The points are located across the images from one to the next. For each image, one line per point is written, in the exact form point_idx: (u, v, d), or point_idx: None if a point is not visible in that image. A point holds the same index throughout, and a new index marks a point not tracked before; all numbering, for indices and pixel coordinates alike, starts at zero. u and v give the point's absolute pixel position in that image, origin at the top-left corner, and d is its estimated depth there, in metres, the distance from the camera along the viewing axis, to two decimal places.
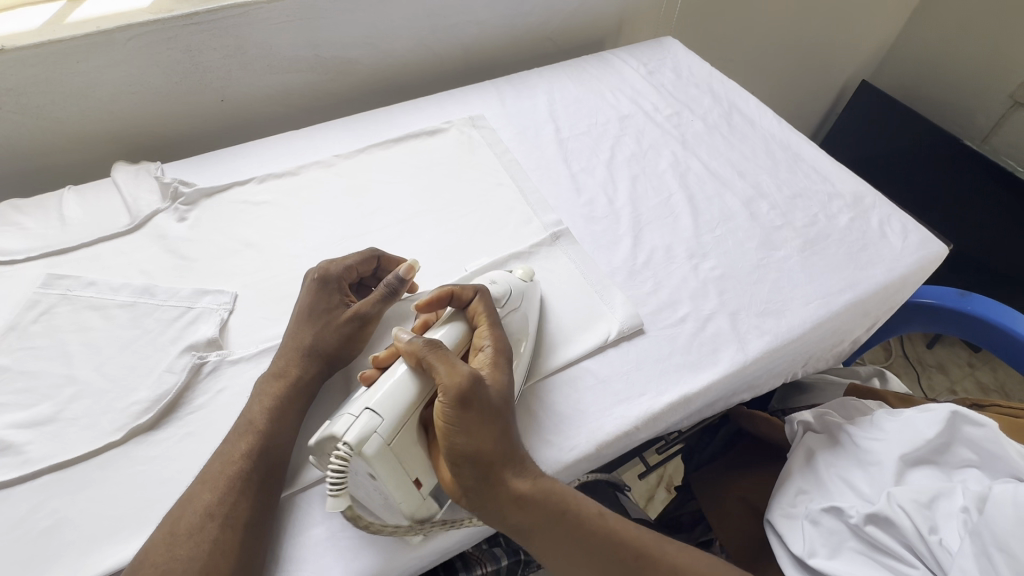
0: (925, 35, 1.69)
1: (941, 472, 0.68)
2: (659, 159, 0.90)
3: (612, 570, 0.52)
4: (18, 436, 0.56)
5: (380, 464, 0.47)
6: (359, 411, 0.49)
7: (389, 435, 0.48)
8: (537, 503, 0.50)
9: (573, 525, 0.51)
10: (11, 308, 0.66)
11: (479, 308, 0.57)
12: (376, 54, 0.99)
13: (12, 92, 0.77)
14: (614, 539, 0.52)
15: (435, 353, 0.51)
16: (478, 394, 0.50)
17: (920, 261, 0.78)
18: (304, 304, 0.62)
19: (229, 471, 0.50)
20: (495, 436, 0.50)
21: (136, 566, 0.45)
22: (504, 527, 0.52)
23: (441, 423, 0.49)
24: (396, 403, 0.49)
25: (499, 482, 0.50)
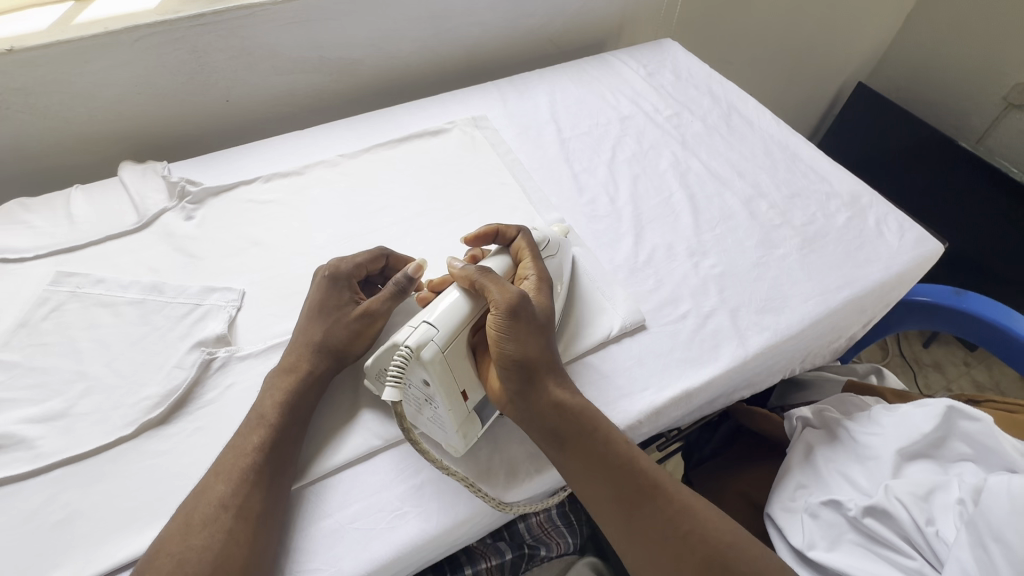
0: (920, 37, 1.71)
1: (938, 466, 0.69)
2: (659, 159, 0.92)
3: (634, 495, 0.53)
4: (30, 430, 0.57)
5: (435, 369, 0.51)
6: (417, 322, 0.54)
7: (444, 344, 0.53)
8: (572, 412, 0.54)
9: (601, 439, 0.54)
10: (22, 305, 0.67)
11: (523, 245, 0.63)
12: (379, 55, 1.00)
13: (20, 91, 0.78)
14: (637, 464, 0.54)
15: (489, 274, 0.57)
16: (528, 309, 0.56)
17: (916, 259, 0.79)
18: (314, 301, 0.62)
19: (242, 463, 0.51)
20: (540, 349, 0.56)
21: (150, 558, 0.46)
22: (539, 437, 0.55)
23: (493, 332, 0.55)
24: (451, 318, 0.54)
25: (540, 388, 0.54)
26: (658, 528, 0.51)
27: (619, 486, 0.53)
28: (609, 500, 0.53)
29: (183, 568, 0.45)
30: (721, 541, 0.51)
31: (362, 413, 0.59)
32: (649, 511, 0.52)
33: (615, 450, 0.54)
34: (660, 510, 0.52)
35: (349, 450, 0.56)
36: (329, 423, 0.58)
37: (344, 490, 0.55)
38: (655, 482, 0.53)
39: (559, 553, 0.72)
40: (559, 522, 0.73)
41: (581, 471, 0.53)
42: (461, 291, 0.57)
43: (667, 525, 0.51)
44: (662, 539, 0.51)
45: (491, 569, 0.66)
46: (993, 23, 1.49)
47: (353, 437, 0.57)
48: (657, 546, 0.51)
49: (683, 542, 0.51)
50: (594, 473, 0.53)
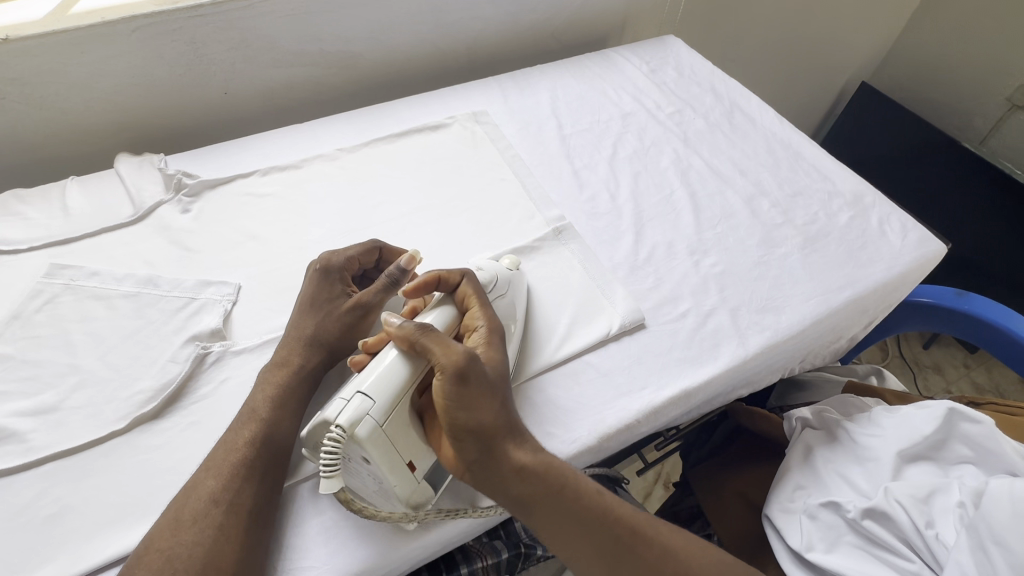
0: (925, 37, 1.69)
1: (938, 468, 0.69)
2: (660, 157, 0.91)
3: (610, 546, 0.51)
4: (22, 424, 0.56)
5: (373, 446, 0.47)
6: (349, 395, 0.49)
7: (381, 417, 0.48)
8: (540, 477, 0.50)
9: (572, 498, 0.51)
10: (15, 297, 0.66)
11: (468, 291, 0.57)
12: (379, 49, 0.99)
13: (16, 81, 0.77)
14: (613, 515, 0.52)
15: (430, 334, 0.50)
16: (477, 371, 0.50)
17: (918, 259, 0.79)
18: (306, 294, 0.62)
19: (234, 458, 0.50)
20: (494, 411, 0.51)
21: (142, 552, 0.46)
22: (505, 501, 0.52)
23: (440, 401, 0.49)
24: (387, 387, 0.49)
25: (501, 457, 0.50)
26: None
27: (597, 544, 0.51)
28: (589, 559, 0.51)
29: (174, 563, 0.45)
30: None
31: None
32: (630, 563, 0.51)
33: (588, 508, 0.52)
34: (641, 560, 0.52)
35: None
36: None
37: None
38: (633, 530, 0.52)
39: (556, 552, 0.71)
40: None
41: (557, 533, 0.51)
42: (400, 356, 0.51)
43: (650, 572, 0.51)
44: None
45: (486, 569, 0.65)
46: (998, 23, 1.48)
47: None
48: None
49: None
50: (572, 533, 0.51)
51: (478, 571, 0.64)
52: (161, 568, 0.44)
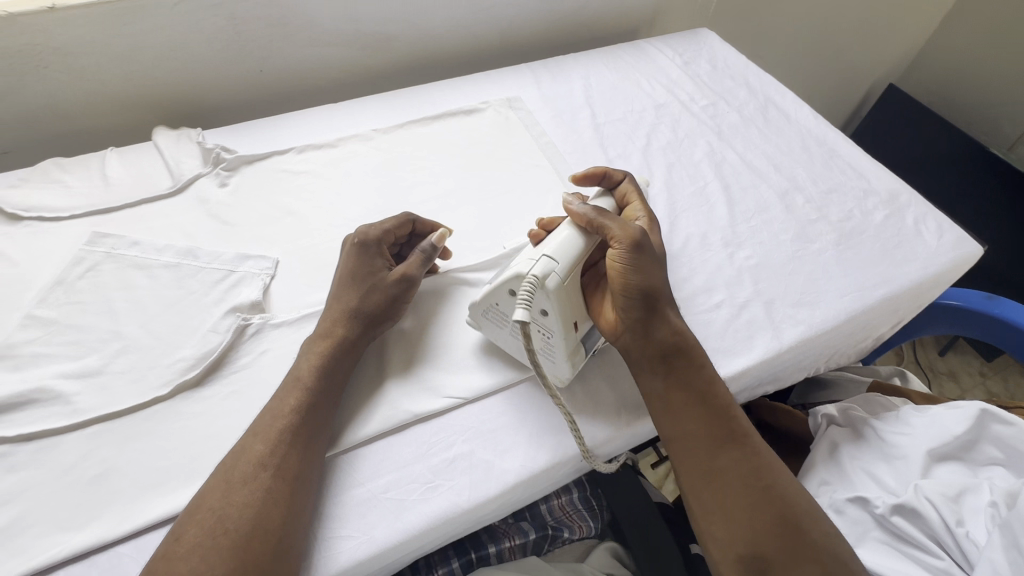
0: (957, 39, 1.67)
1: (967, 469, 0.68)
2: (694, 149, 0.91)
3: (723, 436, 0.54)
4: (67, 386, 0.57)
5: (557, 298, 0.54)
6: (537, 255, 0.55)
7: (564, 276, 0.55)
8: (683, 347, 0.57)
9: (704, 377, 0.56)
10: (58, 264, 0.67)
11: (630, 189, 0.68)
12: (413, 32, 0.99)
13: (60, 51, 0.78)
14: (733, 412, 0.55)
15: (608, 214, 0.58)
16: (649, 244, 0.58)
17: (954, 260, 0.78)
18: (346, 268, 0.62)
19: (281, 423, 0.51)
20: (661, 278, 0.58)
21: (192, 511, 0.47)
22: (645, 366, 0.57)
23: (615, 266, 0.57)
24: (568, 252, 0.56)
25: (661, 318, 0.57)
26: (740, 478, 0.52)
27: (713, 425, 0.54)
28: (700, 437, 0.54)
29: (222, 524, 0.45)
30: (799, 502, 0.51)
31: (393, 383, 0.59)
32: (737, 458, 0.53)
33: (715, 392, 0.56)
34: (746, 459, 0.53)
35: (381, 421, 0.56)
36: (362, 392, 0.58)
37: (377, 460, 0.55)
38: (747, 433, 0.55)
39: (582, 536, 0.71)
40: (581, 505, 0.73)
41: (680, 404, 0.55)
42: (579, 227, 0.58)
43: (750, 473, 0.52)
44: (740, 484, 0.52)
45: (513, 548, 0.67)
46: None
47: (385, 408, 0.57)
48: (735, 486, 0.52)
49: (764, 492, 0.51)
50: (693, 409, 0.55)
51: (505, 551, 0.66)
52: (210, 529, 0.45)
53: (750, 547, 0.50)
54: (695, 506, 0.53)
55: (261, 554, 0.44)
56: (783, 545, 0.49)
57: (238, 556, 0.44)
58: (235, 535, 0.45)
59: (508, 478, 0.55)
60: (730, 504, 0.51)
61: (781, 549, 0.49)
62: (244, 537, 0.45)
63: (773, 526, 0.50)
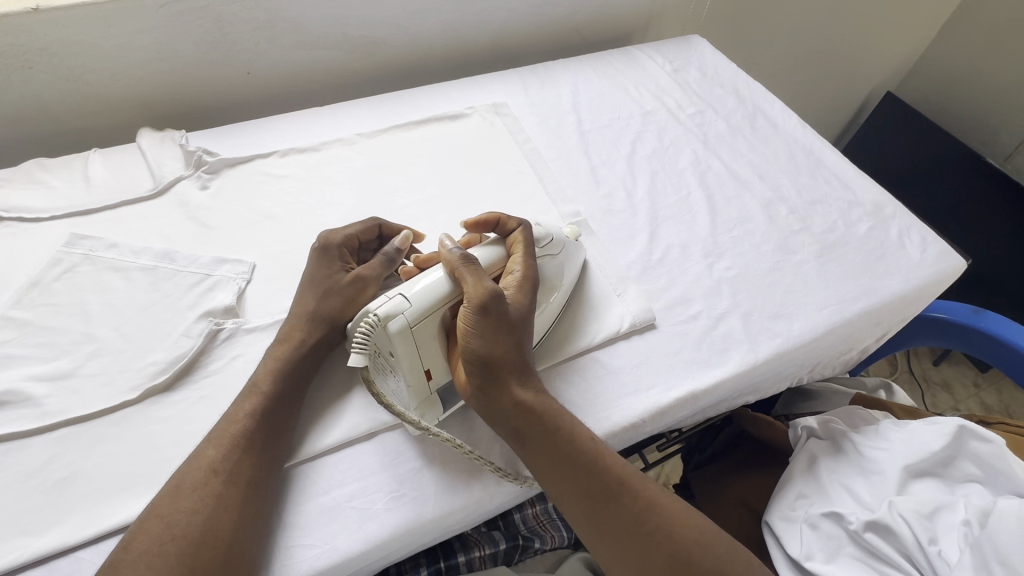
0: (955, 48, 1.66)
1: (945, 486, 0.68)
2: (679, 157, 0.90)
3: (595, 493, 0.52)
4: (37, 388, 0.57)
5: (399, 342, 0.52)
6: (393, 293, 0.54)
7: (413, 320, 0.53)
8: (538, 409, 0.54)
9: (563, 436, 0.53)
10: (36, 265, 0.67)
11: (519, 239, 0.62)
12: (402, 36, 0.99)
13: (45, 52, 0.78)
14: (605, 461, 0.53)
15: (470, 266, 0.55)
16: (500, 306, 0.54)
17: (937, 274, 0.77)
18: (307, 272, 0.62)
19: (234, 429, 0.51)
20: (505, 347, 0.54)
21: (145, 515, 0.47)
22: (506, 434, 0.55)
23: (463, 326, 0.54)
24: (426, 296, 0.54)
25: (504, 387, 0.54)
26: (623, 528, 0.51)
27: (584, 485, 0.52)
28: (576, 498, 0.52)
29: (172, 529, 0.46)
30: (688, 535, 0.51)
31: (359, 389, 0.59)
32: (615, 510, 0.52)
33: (581, 448, 0.53)
34: (628, 507, 0.52)
35: (346, 429, 0.56)
36: (327, 398, 0.58)
37: (343, 468, 0.55)
38: (622, 479, 0.53)
39: (554, 546, 0.71)
40: (555, 515, 0.73)
41: (546, 470, 0.53)
42: (435, 278, 0.55)
43: (634, 520, 0.52)
44: (627, 536, 0.51)
45: (484, 557, 0.66)
46: None
47: (351, 415, 0.57)
48: (622, 540, 0.51)
49: (651, 537, 0.51)
50: (558, 474, 0.53)
51: (475, 560, 0.65)
52: (159, 535, 0.45)
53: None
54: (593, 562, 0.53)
55: (210, 561, 0.45)
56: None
57: (185, 562, 0.44)
58: (181, 542, 0.45)
59: (473, 490, 0.54)
60: (623, 557, 0.51)
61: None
62: (192, 544, 0.45)
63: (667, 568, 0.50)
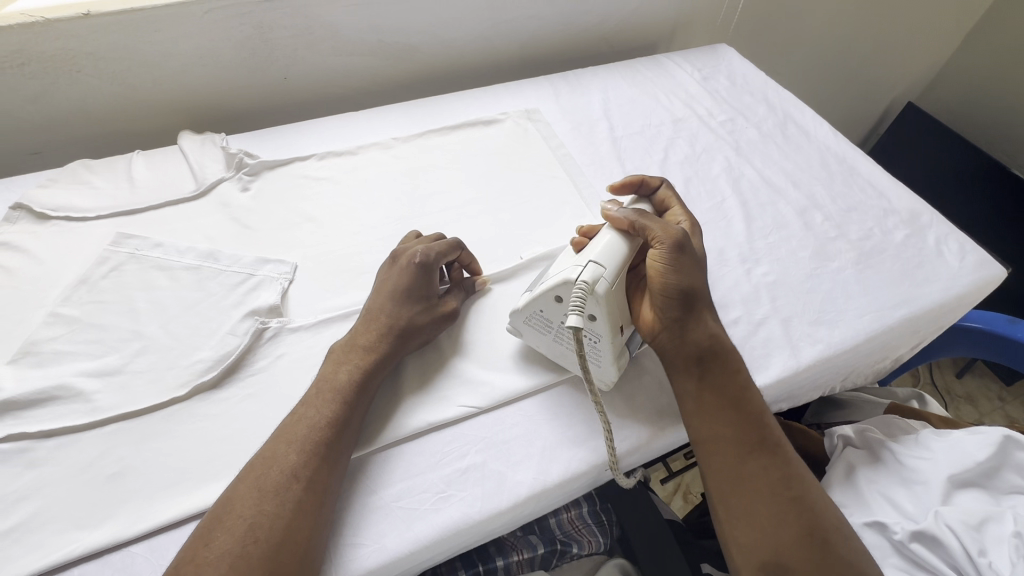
0: (978, 59, 1.65)
1: (990, 497, 0.66)
2: (712, 164, 0.91)
3: (752, 439, 0.53)
4: (87, 384, 0.58)
5: (606, 302, 0.54)
6: (584, 261, 0.56)
7: (613, 281, 0.55)
8: (720, 349, 0.57)
9: (738, 380, 0.56)
10: (84, 263, 0.68)
11: (669, 194, 0.68)
12: (435, 42, 1.00)
13: (92, 56, 0.80)
14: (766, 420, 0.55)
15: (648, 216, 0.59)
16: (689, 245, 0.58)
17: (978, 282, 0.77)
18: (399, 284, 0.61)
19: (316, 435, 0.51)
20: (700, 279, 0.58)
21: (219, 518, 0.46)
22: (681, 364, 0.57)
23: (655, 265, 0.57)
24: (614, 257, 0.56)
25: (700, 318, 0.57)
26: (766, 486, 0.51)
27: (744, 431, 0.54)
28: (731, 441, 0.53)
29: (255, 533, 0.45)
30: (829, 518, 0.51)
31: (411, 394, 0.59)
32: (766, 463, 0.52)
33: (750, 398, 0.56)
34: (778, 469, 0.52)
35: (401, 431, 0.56)
36: (383, 402, 0.59)
37: (392, 467, 0.55)
38: (779, 443, 0.54)
39: (591, 552, 0.70)
40: (590, 520, 0.73)
41: (713, 404, 0.55)
42: (616, 232, 0.59)
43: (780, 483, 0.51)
44: (769, 494, 0.51)
45: (522, 562, 0.67)
46: None
47: (398, 416, 0.58)
48: (764, 496, 0.51)
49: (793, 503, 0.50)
50: (726, 411, 0.55)
51: (514, 564, 0.66)
52: (242, 537, 0.44)
53: (774, 556, 0.49)
54: (718, 512, 0.52)
55: (291, 566, 0.44)
56: (809, 557, 0.48)
57: (271, 565, 0.44)
58: (264, 547, 0.44)
59: (521, 492, 0.54)
60: (756, 512, 0.50)
61: (805, 563, 0.48)
62: (273, 549, 0.44)
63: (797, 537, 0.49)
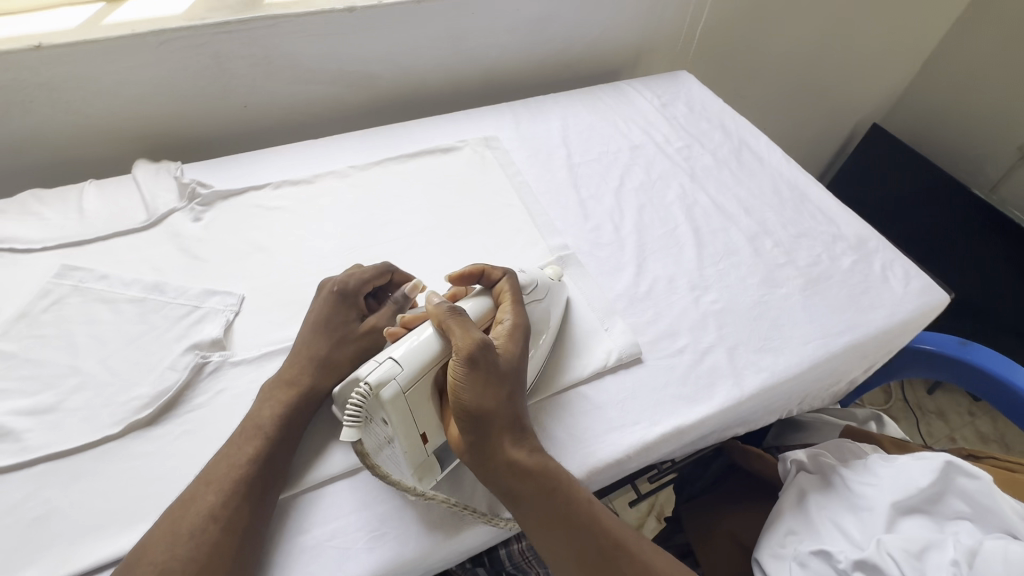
0: (937, 83, 1.71)
1: (934, 523, 0.67)
2: (666, 191, 0.92)
3: (586, 554, 0.51)
4: (19, 422, 0.57)
5: (392, 408, 0.50)
6: (382, 358, 0.52)
7: (406, 384, 0.51)
8: (531, 470, 0.52)
9: (558, 498, 0.52)
10: (26, 296, 0.67)
11: (506, 288, 0.62)
12: (397, 70, 1.02)
13: (45, 86, 0.80)
14: (599, 524, 0.53)
15: (457, 317, 0.54)
16: (487, 358, 0.53)
17: (921, 308, 0.78)
18: (318, 315, 0.63)
19: (236, 474, 0.51)
20: (496, 400, 0.52)
21: (132, 563, 0.45)
22: (499, 492, 0.53)
23: (452, 380, 0.52)
24: (417, 358, 0.53)
25: (499, 441, 0.52)
26: None
27: (580, 552, 0.51)
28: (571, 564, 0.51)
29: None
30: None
31: (348, 428, 0.59)
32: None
33: (581, 513, 0.52)
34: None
35: (334, 466, 0.56)
36: (316, 436, 0.58)
37: (326, 506, 0.54)
38: (618, 547, 0.52)
39: None
40: (541, 551, 0.70)
41: (539, 528, 0.52)
42: (428, 332, 0.55)
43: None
44: None
45: None
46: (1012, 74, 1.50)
47: (335, 453, 0.57)
48: None
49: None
50: (555, 534, 0.52)
51: None
52: None
53: None
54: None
55: None
56: None
57: None
58: None
59: (455, 529, 0.54)
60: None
61: None
62: None
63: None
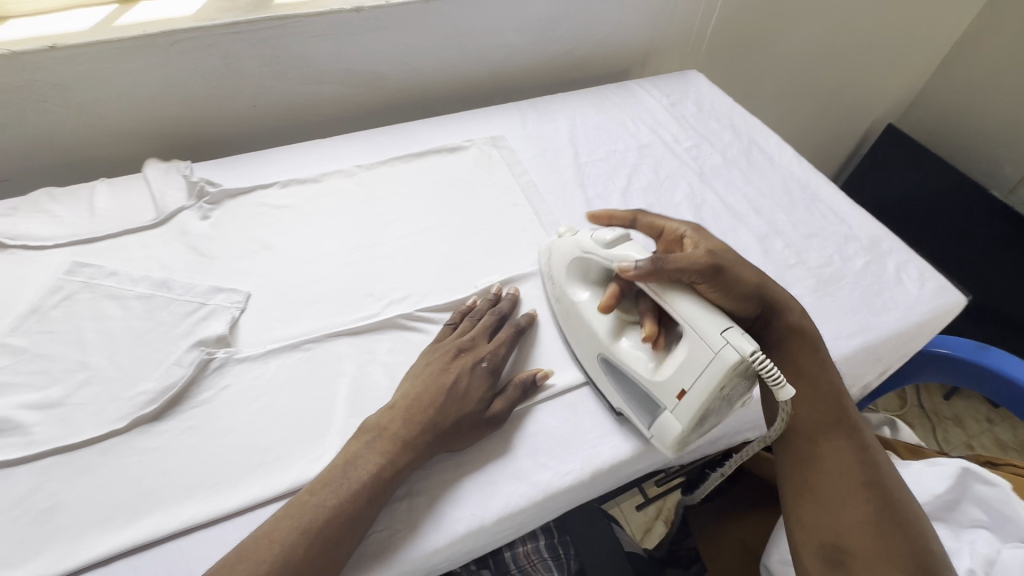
0: (955, 83, 1.67)
1: (949, 530, 0.65)
2: (674, 190, 0.91)
3: (830, 422, 0.58)
4: (27, 416, 0.57)
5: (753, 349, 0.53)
6: (722, 339, 0.51)
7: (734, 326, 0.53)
8: (804, 341, 0.62)
9: (821, 369, 0.61)
10: (36, 292, 0.68)
11: (651, 219, 0.68)
12: (405, 70, 1.02)
13: (59, 87, 0.81)
14: (846, 409, 0.59)
15: (669, 257, 0.55)
16: (722, 259, 0.57)
17: (936, 310, 0.77)
18: (455, 382, 0.59)
19: (340, 529, 0.49)
20: (754, 279, 0.60)
21: None
22: (768, 352, 0.62)
23: (715, 291, 0.58)
24: (710, 312, 0.53)
25: (777, 316, 0.62)
26: (838, 463, 0.56)
27: (823, 418, 0.58)
28: (807, 422, 0.59)
29: None
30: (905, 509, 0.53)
31: None
32: (841, 445, 0.57)
33: (833, 388, 0.60)
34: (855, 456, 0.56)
35: None
36: None
37: None
38: (862, 434, 0.58)
39: None
40: (546, 554, 0.69)
41: (798, 388, 0.60)
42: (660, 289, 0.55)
43: (857, 467, 0.55)
44: (843, 474, 0.55)
45: None
46: None
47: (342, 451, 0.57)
48: (840, 475, 0.55)
49: (864, 488, 0.54)
50: (810, 396, 0.60)
51: None
52: None
53: (835, 531, 0.52)
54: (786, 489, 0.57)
55: None
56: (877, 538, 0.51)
57: None
58: None
59: (461, 531, 0.54)
60: (822, 491, 0.55)
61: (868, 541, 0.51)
62: None
63: (862, 519, 0.52)
